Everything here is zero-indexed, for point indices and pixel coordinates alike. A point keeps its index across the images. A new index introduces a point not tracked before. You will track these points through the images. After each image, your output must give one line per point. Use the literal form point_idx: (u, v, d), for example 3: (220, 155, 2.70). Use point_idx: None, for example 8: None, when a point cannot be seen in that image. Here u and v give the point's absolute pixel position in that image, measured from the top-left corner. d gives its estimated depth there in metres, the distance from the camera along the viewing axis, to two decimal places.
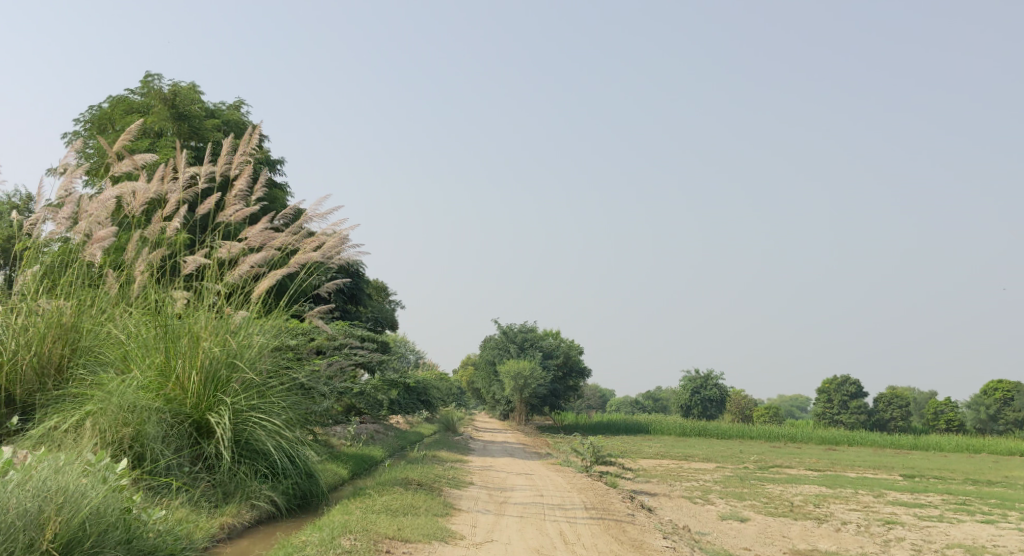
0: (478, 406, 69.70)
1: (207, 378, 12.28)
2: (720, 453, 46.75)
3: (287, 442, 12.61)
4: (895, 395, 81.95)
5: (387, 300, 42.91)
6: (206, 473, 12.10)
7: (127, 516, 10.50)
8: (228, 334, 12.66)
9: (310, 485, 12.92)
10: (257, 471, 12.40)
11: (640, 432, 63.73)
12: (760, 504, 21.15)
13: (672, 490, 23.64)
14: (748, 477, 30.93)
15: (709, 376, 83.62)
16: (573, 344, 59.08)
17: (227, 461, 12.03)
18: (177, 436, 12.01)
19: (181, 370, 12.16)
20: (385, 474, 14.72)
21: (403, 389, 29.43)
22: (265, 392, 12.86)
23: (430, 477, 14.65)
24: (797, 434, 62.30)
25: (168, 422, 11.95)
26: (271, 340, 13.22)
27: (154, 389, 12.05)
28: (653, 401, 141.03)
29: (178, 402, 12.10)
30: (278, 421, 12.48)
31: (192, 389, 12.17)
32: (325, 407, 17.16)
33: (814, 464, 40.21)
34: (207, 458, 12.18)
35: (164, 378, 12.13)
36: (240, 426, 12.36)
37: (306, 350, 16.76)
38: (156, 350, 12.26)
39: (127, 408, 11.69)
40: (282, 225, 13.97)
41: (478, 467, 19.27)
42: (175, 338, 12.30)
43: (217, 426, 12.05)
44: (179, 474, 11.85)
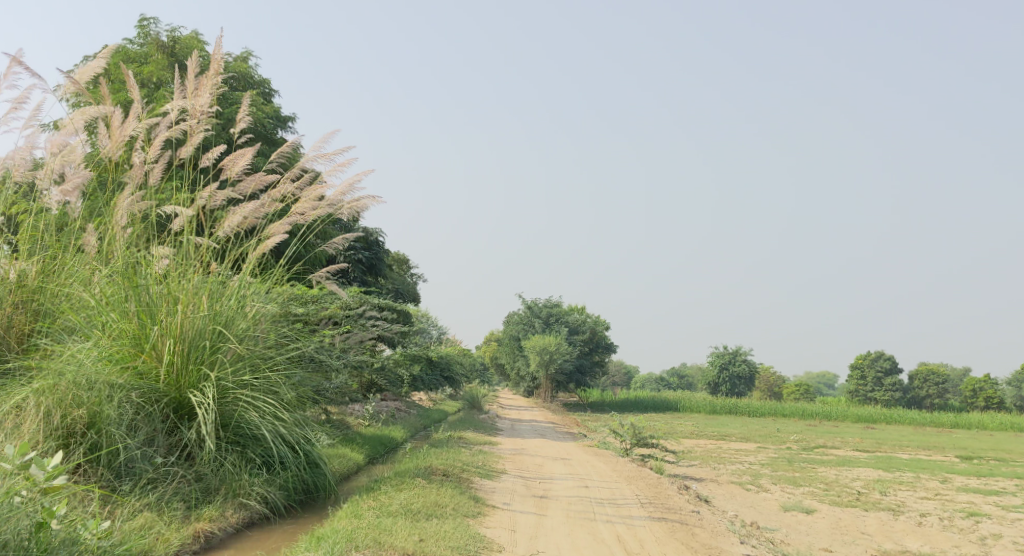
0: (501, 383, 67.76)
1: (189, 350, 10.41)
2: (758, 432, 44.66)
3: (286, 427, 10.71)
4: (931, 372, 79.51)
5: (408, 272, 41.04)
6: (183, 464, 10.27)
7: (42, 536, 8.55)
8: (217, 297, 10.79)
9: (315, 477, 11.03)
10: (249, 462, 10.53)
11: (669, 409, 61.71)
12: (820, 493, 19.21)
13: (721, 474, 21.72)
14: (796, 459, 28.98)
15: (738, 352, 81.44)
16: (600, 319, 57.03)
17: (208, 450, 10.19)
18: (149, 420, 10.16)
19: (157, 340, 10.30)
20: (405, 461, 12.78)
21: (425, 364, 27.60)
22: (261, 367, 10.99)
23: (457, 465, 12.73)
24: (832, 411, 60.19)
25: (135, 404, 10.11)
26: (269, 306, 11.34)
27: (122, 362, 10.22)
28: (678, 378, 138.94)
29: (151, 378, 10.27)
30: (274, 402, 10.58)
31: (167, 362, 10.30)
32: (338, 383, 15.28)
33: (860, 444, 38.19)
34: (186, 446, 10.36)
35: (137, 347, 10.30)
36: (229, 408, 10.52)
37: (316, 320, 14.86)
38: (128, 315, 10.39)
39: (84, 386, 9.87)
40: (282, 168, 11.95)
41: (510, 450, 17.32)
42: (154, 300, 10.41)
43: (197, 407, 10.20)
44: (147, 467, 9.99)
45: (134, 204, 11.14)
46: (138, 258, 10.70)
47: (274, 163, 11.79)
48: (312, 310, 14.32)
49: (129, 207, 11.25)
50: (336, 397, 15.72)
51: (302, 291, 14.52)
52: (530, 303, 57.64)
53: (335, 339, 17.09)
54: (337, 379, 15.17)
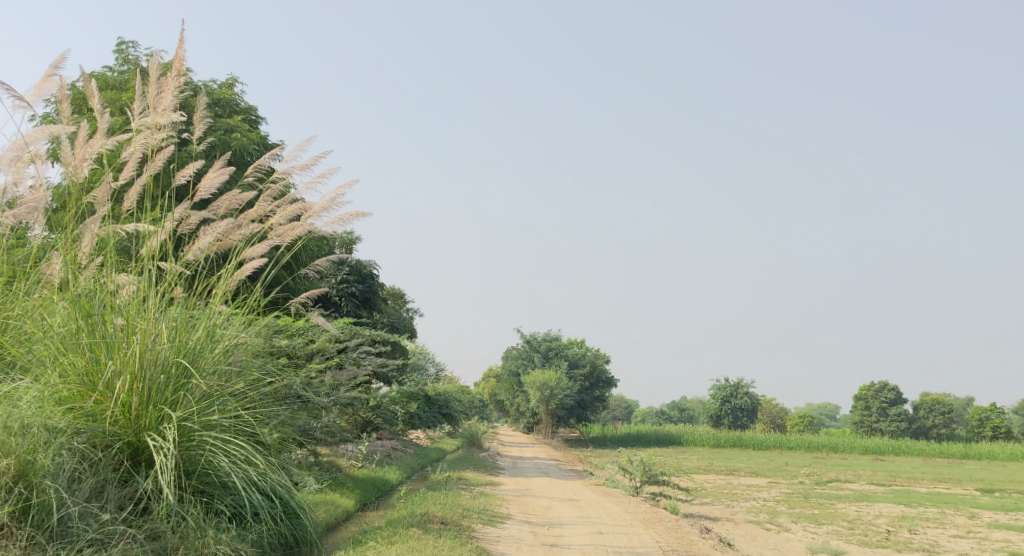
0: (501, 420, 66.44)
1: (148, 387, 9.31)
2: (766, 466, 43.37)
3: (260, 473, 9.61)
4: (937, 401, 78.07)
5: (405, 307, 39.94)
6: (137, 518, 9.13)
7: None
8: (184, 329, 9.71)
9: (294, 530, 9.92)
10: (217, 515, 9.42)
11: (672, 444, 60.37)
12: (846, 532, 18.01)
13: (737, 512, 20.53)
14: (811, 494, 27.76)
15: (740, 384, 80.20)
16: (600, 353, 55.82)
17: (166, 501, 9.06)
18: (98, 469, 9.07)
19: (111, 379, 9.18)
20: (398, 507, 11.60)
21: (422, 401, 26.42)
22: (232, 405, 9.90)
23: (456, 511, 11.53)
24: (839, 444, 58.84)
25: (79, 452, 9.03)
26: (242, 336, 10.27)
27: (68, 403, 9.16)
28: (678, 412, 137.35)
29: (101, 420, 9.17)
30: (246, 445, 9.49)
31: (121, 402, 9.19)
32: (325, 421, 14.10)
33: (873, 477, 36.92)
34: (141, 499, 9.24)
35: (87, 385, 9.23)
36: (194, 453, 9.43)
37: (300, 353, 13.72)
38: (79, 349, 9.30)
39: (19, 431, 8.71)
40: (255, 180, 10.80)
41: (514, 492, 16.11)
42: (111, 333, 9.32)
43: (155, 452, 9.11)
44: (86, 528, 8.71)
45: (114, 228, 10.01)
46: (100, 286, 9.60)
47: (247, 176, 10.63)
48: (296, 343, 13.18)
49: (92, 230, 10.15)
50: (326, 437, 14.61)
51: (287, 324, 13.46)
52: (528, 338, 56.48)
53: (325, 376, 16.00)
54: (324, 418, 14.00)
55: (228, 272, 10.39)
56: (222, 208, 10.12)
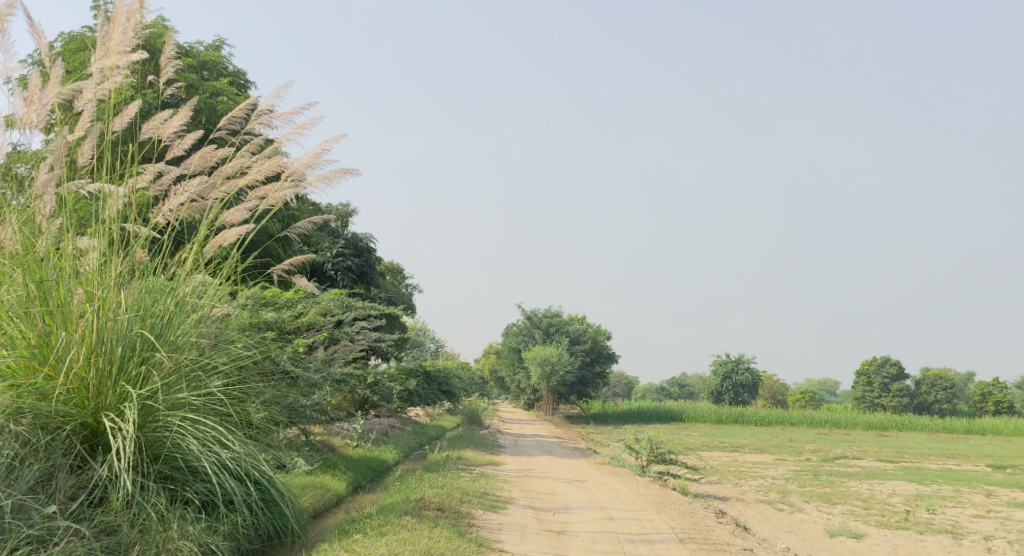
0: (501, 397, 65.74)
1: (107, 360, 8.72)
2: (771, 442, 42.61)
3: (232, 456, 8.95)
4: (939, 376, 77.34)
5: (404, 282, 39.11)
6: (91, 511, 8.41)
7: None
8: (149, 298, 9.13)
9: (272, 520, 9.27)
10: (184, 502, 8.78)
11: (674, 420, 59.67)
12: (861, 512, 17.27)
13: (747, 491, 19.80)
14: (820, 471, 27.03)
15: (741, 359, 79.54)
16: (602, 329, 55.01)
17: (123, 486, 8.39)
18: (44, 454, 8.41)
19: (63, 350, 8.62)
20: (392, 492, 10.85)
21: (421, 378, 25.63)
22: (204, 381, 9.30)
23: (455, 495, 10.78)
24: (842, 419, 58.16)
25: (25, 440, 8.37)
26: (214, 306, 9.68)
27: (17, 377, 8.60)
28: (679, 388, 136.88)
29: (56, 399, 8.57)
30: (216, 423, 8.86)
31: (76, 376, 8.62)
32: (319, 398, 13.28)
33: (880, 453, 36.20)
34: (96, 489, 8.54)
35: (39, 357, 8.67)
36: (159, 432, 8.84)
37: (287, 328, 12.92)
38: (31, 319, 8.73)
39: None
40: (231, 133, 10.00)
41: (516, 473, 15.35)
42: (66, 301, 8.74)
43: (113, 430, 8.50)
44: (25, 524, 7.94)
45: (76, 185, 9.32)
46: (60, 248, 9.02)
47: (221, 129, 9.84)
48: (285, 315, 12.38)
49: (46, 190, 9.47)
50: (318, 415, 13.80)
51: (274, 296, 12.69)
52: (528, 314, 55.69)
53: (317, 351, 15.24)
54: (318, 395, 13.20)
55: (207, 217, 9.50)
56: (194, 164, 9.39)
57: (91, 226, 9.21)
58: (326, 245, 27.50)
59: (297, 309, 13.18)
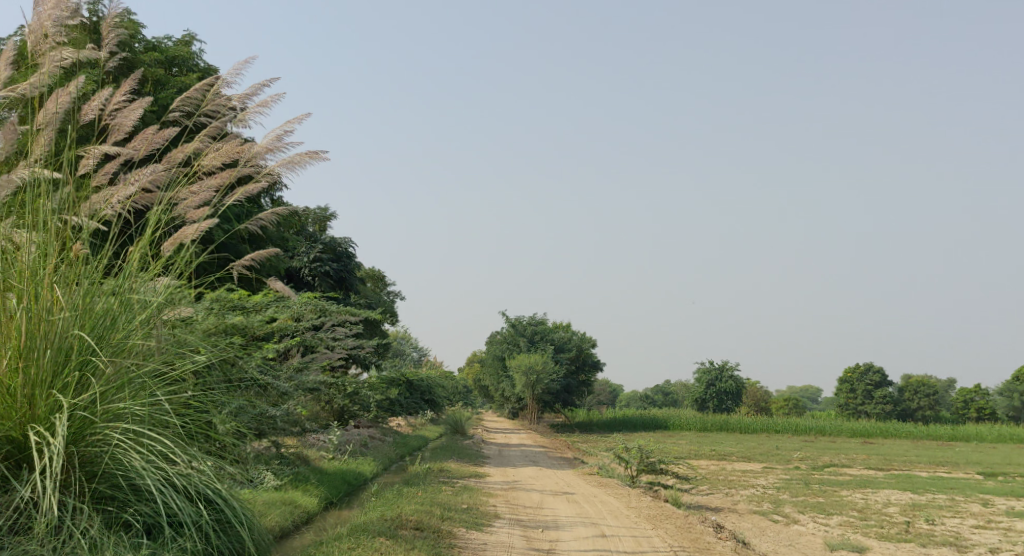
0: (484, 407, 64.92)
1: (37, 370, 8.30)
2: (757, 451, 41.99)
3: (177, 474, 8.51)
4: (922, 383, 76.98)
5: (386, 289, 38.36)
6: (15, 537, 8.00)
7: None
8: (90, 302, 8.73)
9: (229, 543, 8.74)
10: (120, 524, 8.36)
11: (659, 429, 59.04)
12: (858, 522, 16.69)
13: (740, 501, 19.21)
14: (811, 479, 26.45)
15: (725, 367, 79.10)
16: (586, 337, 54.37)
17: (48, 508, 7.94)
18: None
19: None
20: (368, 510, 10.22)
21: (403, 387, 24.98)
22: (147, 389, 8.90)
23: (436, 511, 10.17)
24: (827, 427, 57.67)
25: None
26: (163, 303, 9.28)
27: None
28: (662, 395, 136.34)
29: None
30: (156, 436, 8.41)
31: (3, 386, 8.23)
32: (286, 409, 12.90)
33: (868, 461, 35.64)
34: (25, 508, 8.14)
35: None
36: (96, 445, 8.44)
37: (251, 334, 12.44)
38: None
39: None
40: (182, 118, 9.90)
41: (501, 485, 14.73)
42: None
43: (41, 445, 8.10)
44: None
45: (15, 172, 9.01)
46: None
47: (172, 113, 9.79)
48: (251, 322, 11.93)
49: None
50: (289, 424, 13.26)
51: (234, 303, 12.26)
52: (512, 321, 55.02)
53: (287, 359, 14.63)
54: (284, 405, 12.82)
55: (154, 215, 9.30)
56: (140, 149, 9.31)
57: (23, 218, 8.87)
58: (303, 250, 26.90)
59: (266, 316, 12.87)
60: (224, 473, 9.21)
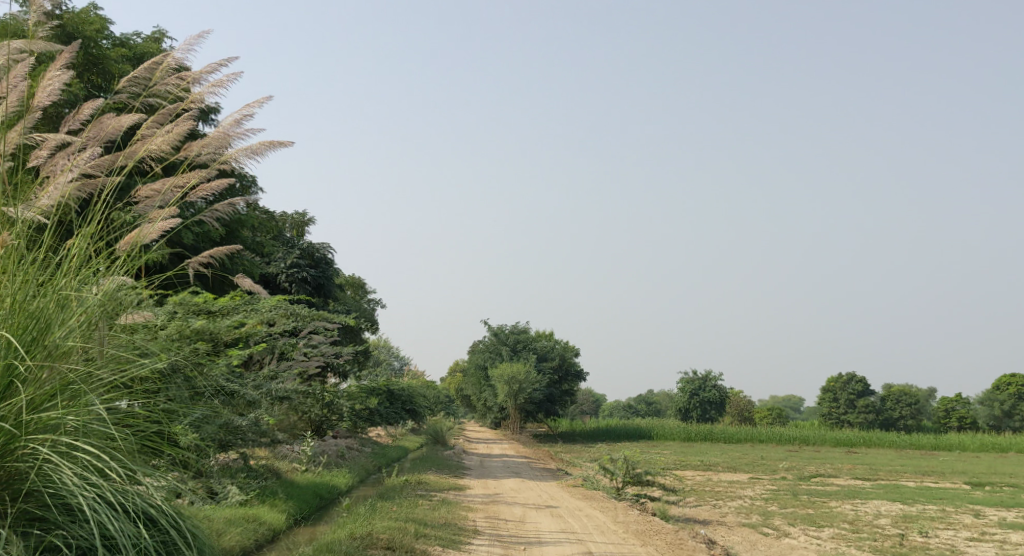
0: (466, 416, 64.21)
1: None
2: (742, 460, 41.50)
3: (115, 491, 8.09)
4: (904, 392, 76.74)
5: (366, 297, 37.70)
6: None
7: None
8: (21, 309, 8.31)
9: None
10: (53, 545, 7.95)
11: (642, 438, 58.48)
12: (850, 535, 16.21)
13: (728, 513, 18.70)
14: (798, 489, 25.96)
15: (708, 376, 78.65)
16: (569, 346, 53.83)
17: None
18: None
19: None
20: (337, 529, 9.83)
21: (384, 396, 24.39)
22: (81, 394, 8.45)
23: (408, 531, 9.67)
24: (810, 437, 57.25)
25: None
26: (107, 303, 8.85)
27: None
28: (645, 405, 135.80)
29: None
30: (89, 448, 7.96)
31: None
32: (233, 422, 12.70)
33: (854, 470, 35.14)
34: None
35: None
36: (21, 458, 8.02)
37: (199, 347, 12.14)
38: None
39: None
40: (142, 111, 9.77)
41: (482, 498, 14.21)
42: None
43: None
44: None
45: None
46: None
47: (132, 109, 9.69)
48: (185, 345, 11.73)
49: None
50: (240, 435, 13.00)
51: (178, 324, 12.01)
52: (494, 330, 54.38)
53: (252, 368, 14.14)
54: (234, 420, 12.66)
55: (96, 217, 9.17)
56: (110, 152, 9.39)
57: None
58: (280, 256, 26.22)
59: (233, 325, 13.20)
60: (171, 494, 8.67)
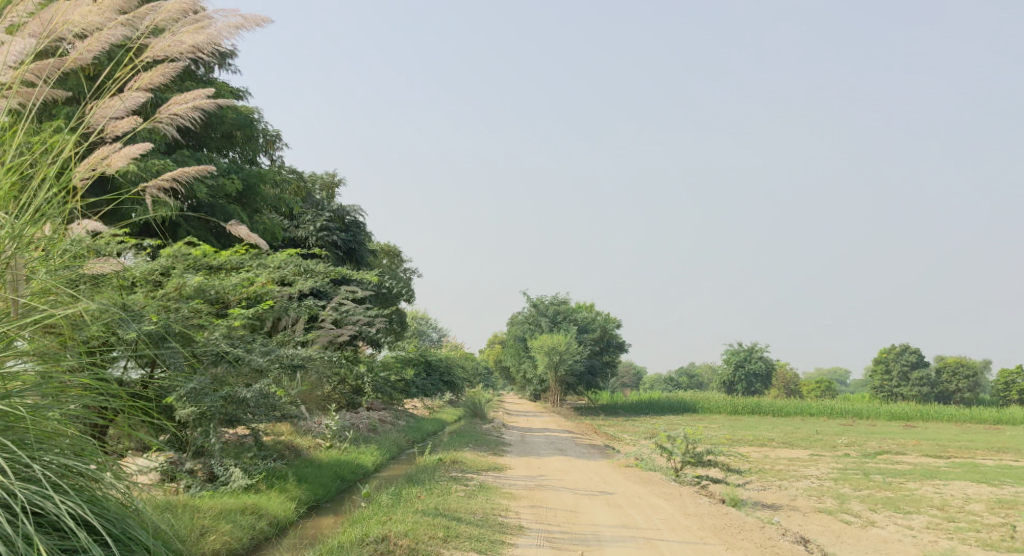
0: (507, 388, 62.71)
1: None
2: (797, 435, 39.21)
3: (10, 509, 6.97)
4: (962, 363, 73.49)
5: (402, 266, 36.01)
6: None
7: None
8: None
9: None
10: None
11: (688, 412, 56.35)
12: (942, 522, 14.22)
13: (798, 496, 16.80)
14: (866, 467, 23.85)
15: (753, 348, 76.21)
16: (612, 317, 51.83)
17: None
18: None
19: None
20: (346, 531, 8.30)
21: (422, 367, 22.79)
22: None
23: (426, 537, 8.13)
24: (863, 410, 54.80)
25: None
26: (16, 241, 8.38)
27: None
28: (687, 378, 133.44)
29: None
30: None
31: None
32: (243, 395, 11.11)
33: (922, 446, 32.68)
34: None
35: None
36: None
37: (182, 320, 10.82)
38: None
39: None
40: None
41: (526, 481, 12.54)
42: None
43: None
44: None
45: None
46: None
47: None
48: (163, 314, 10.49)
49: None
50: (254, 408, 11.35)
51: (148, 294, 10.76)
52: (535, 301, 52.53)
53: (261, 334, 12.56)
54: (243, 393, 11.07)
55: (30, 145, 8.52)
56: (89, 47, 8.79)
57: None
58: (309, 218, 24.40)
59: (242, 283, 11.89)
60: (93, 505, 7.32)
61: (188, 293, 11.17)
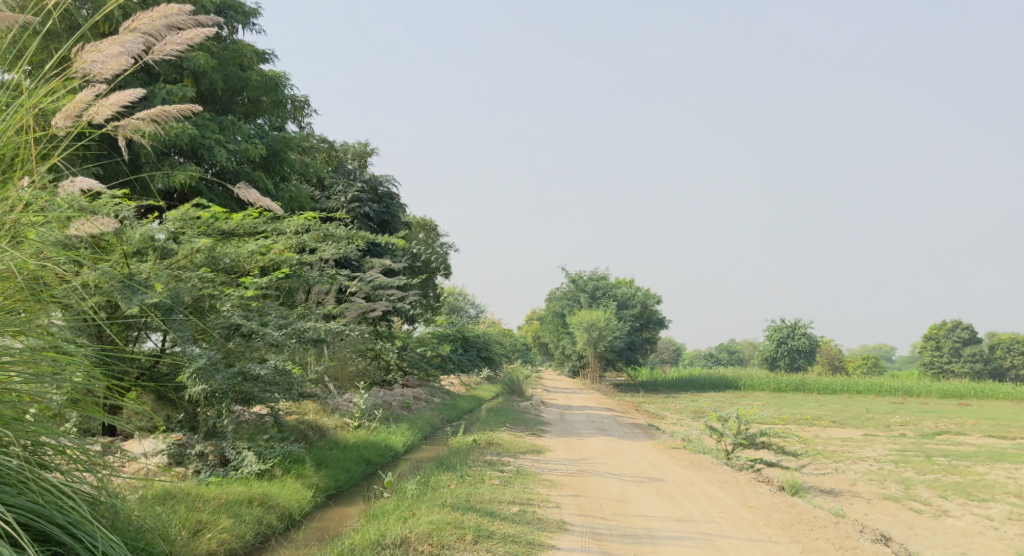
0: (546, 365, 61.67)
1: None
2: (846, 413, 37.77)
3: None
4: (1015, 339, 71.28)
5: (437, 240, 34.97)
6: None
7: None
8: None
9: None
10: None
11: (730, 389, 54.98)
12: (1021, 511, 12.96)
13: (858, 481, 15.59)
14: (927, 448, 22.48)
15: (797, 324, 74.43)
16: (653, 292, 50.49)
17: None
18: None
19: None
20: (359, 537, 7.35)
21: (459, 342, 21.80)
22: None
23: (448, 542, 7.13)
24: (912, 387, 53.12)
25: None
26: None
27: None
28: (729, 354, 131.57)
29: None
30: None
31: None
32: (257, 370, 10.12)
33: (982, 425, 31.13)
34: None
35: None
36: None
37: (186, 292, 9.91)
38: None
39: None
40: None
41: (567, 465, 11.52)
42: None
43: None
44: None
45: None
46: None
47: None
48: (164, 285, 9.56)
49: None
50: (270, 385, 10.36)
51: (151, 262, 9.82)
52: (574, 276, 51.34)
53: (280, 306, 11.57)
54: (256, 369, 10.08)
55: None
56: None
57: None
58: (340, 189, 23.36)
59: (258, 251, 10.92)
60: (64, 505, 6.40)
61: (199, 261, 10.19)
